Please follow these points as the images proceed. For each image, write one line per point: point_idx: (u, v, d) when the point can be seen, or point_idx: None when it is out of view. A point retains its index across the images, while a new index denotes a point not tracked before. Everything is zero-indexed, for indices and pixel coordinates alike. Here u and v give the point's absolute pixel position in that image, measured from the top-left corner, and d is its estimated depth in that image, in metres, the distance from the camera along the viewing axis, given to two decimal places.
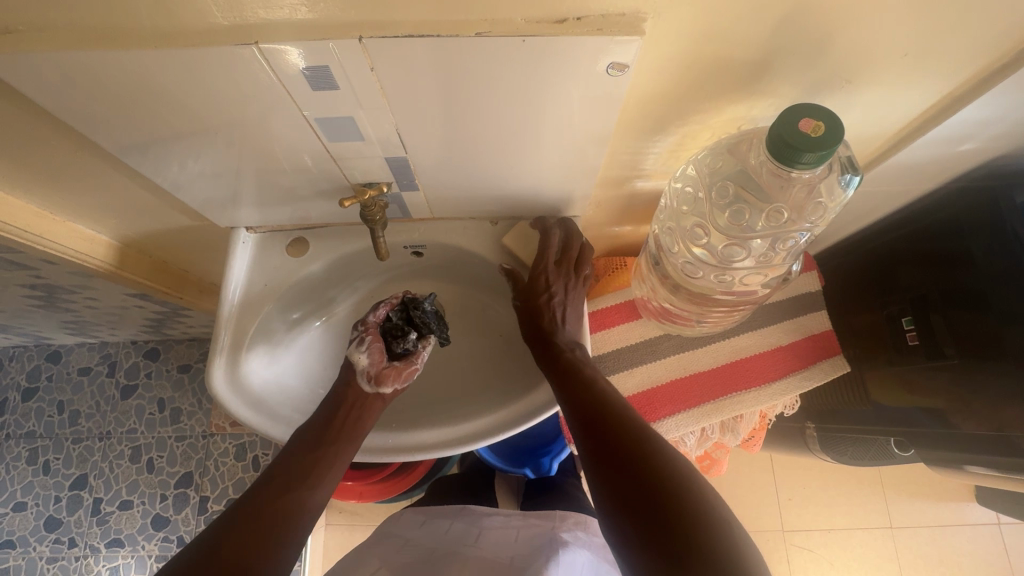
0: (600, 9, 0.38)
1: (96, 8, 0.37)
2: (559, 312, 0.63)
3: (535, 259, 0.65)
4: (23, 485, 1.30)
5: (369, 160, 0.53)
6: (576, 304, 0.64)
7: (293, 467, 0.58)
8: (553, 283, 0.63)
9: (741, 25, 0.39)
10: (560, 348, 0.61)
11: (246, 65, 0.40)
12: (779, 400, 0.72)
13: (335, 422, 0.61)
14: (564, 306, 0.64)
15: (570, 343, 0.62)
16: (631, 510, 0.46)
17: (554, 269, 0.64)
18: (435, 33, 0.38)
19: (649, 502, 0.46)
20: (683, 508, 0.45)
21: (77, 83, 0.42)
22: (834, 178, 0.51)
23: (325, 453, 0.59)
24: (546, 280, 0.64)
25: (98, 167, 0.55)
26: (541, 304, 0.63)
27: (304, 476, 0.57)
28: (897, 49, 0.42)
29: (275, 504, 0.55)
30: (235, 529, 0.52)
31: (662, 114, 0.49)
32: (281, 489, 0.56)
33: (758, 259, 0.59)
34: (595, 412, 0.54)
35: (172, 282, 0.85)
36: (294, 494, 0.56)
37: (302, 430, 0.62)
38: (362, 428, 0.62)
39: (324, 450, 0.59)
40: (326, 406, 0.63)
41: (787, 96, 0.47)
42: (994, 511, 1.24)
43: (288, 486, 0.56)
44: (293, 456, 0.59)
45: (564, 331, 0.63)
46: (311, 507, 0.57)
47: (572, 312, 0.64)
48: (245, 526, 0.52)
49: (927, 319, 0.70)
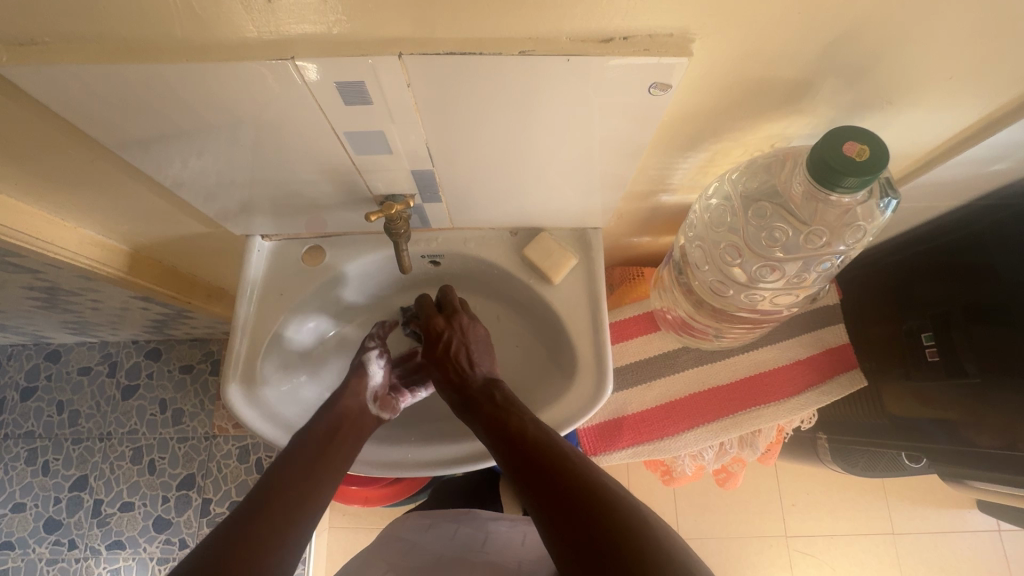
0: (647, 29, 0.37)
1: (128, 20, 0.36)
2: (464, 357, 0.64)
3: (427, 318, 0.65)
4: (22, 485, 1.28)
5: (393, 172, 0.52)
6: (476, 341, 0.65)
7: (295, 475, 0.56)
8: (446, 331, 0.64)
9: (790, 46, 0.38)
10: (474, 391, 0.61)
11: (277, 79, 0.39)
12: (798, 414, 0.72)
13: (342, 429, 0.61)
14: (466, 349, 0.64)
15: (485, 385, 0.62)
16: (562, 532, 0.46)
17: (442, 317, 0.65)
18: (476, 51, 0.38)
19: (589, 533, 0.44)
20: (628, 531, 0.44)
21: (100, 95, 0.41)
22: (874, 200, 0.50)
23: (329, 458, 0.58)
24: (436, 333, 0.64)
25: (115, 175, 0.54)
26: (441, 360, 0.64)
27: (302, 485, 0.55)
28: (942, 72, 0.42)
29: (282, 511, 0.52)
30: (240, 537, 0.49)
31: (697, 132, 0.48)
32: (281, 496, 0.53)
33: (789, 280, 0.59)
34: (496, 424, 0.57)
35: (180, 287, 0.83)
36: (301, 501, 0.54)
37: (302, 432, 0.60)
38: (358, 440, 0.63)
39: (326, 455, 0.58)
40: (324, 413, 0.62)
41: (824, 116, 0.46)
42: (995, 519, 1.25)
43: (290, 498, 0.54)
44: (297, 465, 0.56)
45: (475, 375, 0.63)
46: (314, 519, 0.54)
47: (478, 347, 0.65)
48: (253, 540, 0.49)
49: (948, 335, 0.69)
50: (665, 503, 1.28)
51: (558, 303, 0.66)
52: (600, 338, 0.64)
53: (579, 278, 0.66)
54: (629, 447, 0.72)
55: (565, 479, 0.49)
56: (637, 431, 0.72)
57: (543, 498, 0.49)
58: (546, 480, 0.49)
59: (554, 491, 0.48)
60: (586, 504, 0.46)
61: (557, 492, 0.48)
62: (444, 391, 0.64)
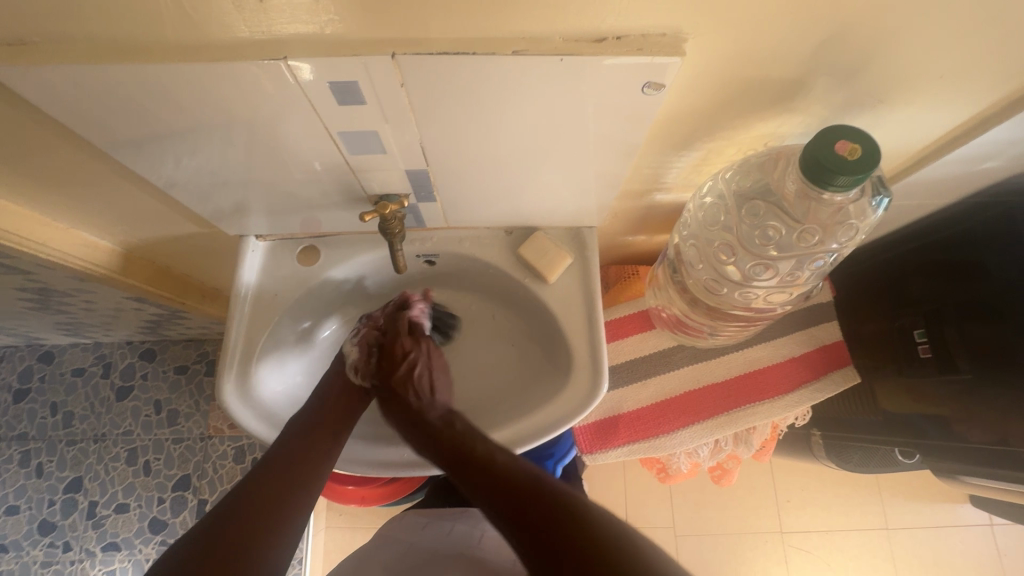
0: (640, 29, 0.37)
1: (118, 20, 0.35)
2: (425, 381, 0.63)
3: (388, 342, 0.65)
4: (16, 488, 1.27)
5: (387, 172, 0.52)
6: (439, 368, 0.64)
7: (283, 468, 0.56)
8: (410, 351, 0.64)
9: (782, 46, 0.39)
10: (430, 421, 0.59)
11: (271, 79, 0.39)
12: (793, 411, 0.72)
13: (323, 424, 0.61)
14: (428, 374, 0.63)
15: (440, 414, 0.60)
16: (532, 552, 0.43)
17: (406, 338, 0.65)
18: (470, 51, 0.37)
19: (562, 548, 0.42)
20: (603, 544, 0.41)
21: (92, 96, 0.41)
22: (867, 198, 0.50)
23: (315, 449, 0.59)
24: (401, 353, 0.64)
25: (107, 176, 0.54)
26: (401, 381, 0.62)
27: (284, 484, 0.55)
28: (933, 71, 0.42)
29: (270, 502, 0.52)
30: (227, 526, 0.49)
31: (691, 131, 0.49)
32: (264, 495, 0.53)
33: (783, 279, 0.59)
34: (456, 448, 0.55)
35: (174, 287, 0.83)
36: (289, 493, 0.54)
37: (291, 423, 0.61)
38: (346, 431, 0.63)
39: (313, 447, 0.59)
40: (312, 405, 0.63)
41: (817, 115, 0.47)
42: (988, 513, 1.26)
43: (274, 497, 0.53)
44: (283, 462, 0.56)
45: (434, 402, 0.62)
46: (298, 519, 0.54)
47: (439, 375, 0.64)
48: (236, 537, 0.48)
49: (940, 332, 0.70)
50: (662, 501, 1.29)
51: (553, 302, 0.66)
52: (596, 336, 0.64)
53: (574, 277, 0.67)
54: (625, 444, 0.72)
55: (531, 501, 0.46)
56: (633, 428, 0.72)
57: (512, 519, 0.46)
58: (514, 500, 0.47)
59: (523, 510, 0.46)
60: (556, 520, 0.44)
61: (524, 511, 0.46)
62: (397, 422, 0.62)
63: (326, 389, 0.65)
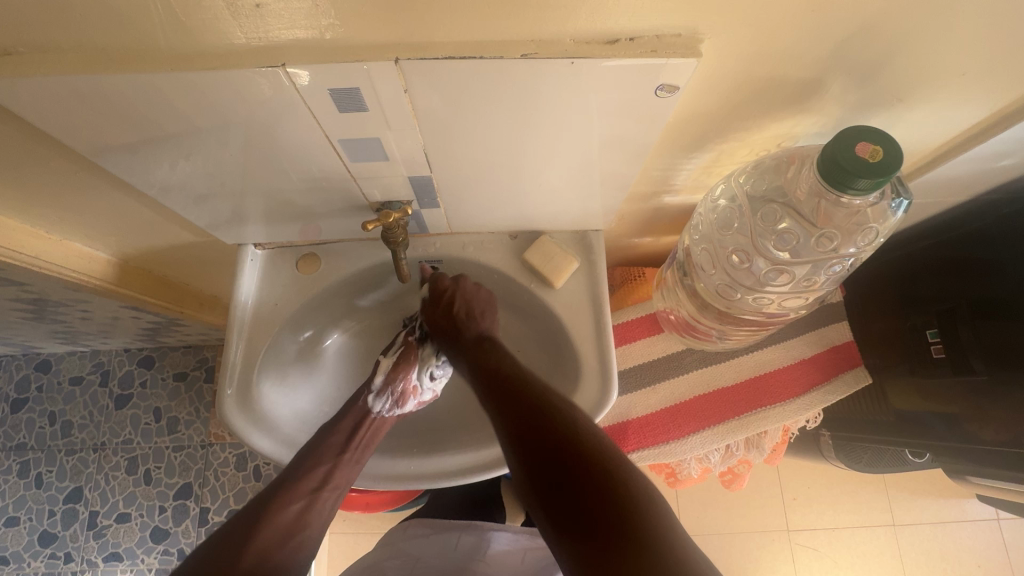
0: (655, 29, 0.36)
1: (108, 27, 0.34)
2: (463, 309, 0.62)
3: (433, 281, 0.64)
4: (15, 498, 1.26)
5: (390, 179, 0.51)
6: (481, 296, 0.64)
7: (304, 486, 0.60)
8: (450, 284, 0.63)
9: (801, 44, 0.37)
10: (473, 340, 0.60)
11: (270, 87, 0.37)
12: (804, 414, 0.71)
13: (349, 449, 0.62)
14: (467, 305, 0.63)
15: (481, 337, 0.61)
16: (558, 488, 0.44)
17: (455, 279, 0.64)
18: (477, 54, 0.36)
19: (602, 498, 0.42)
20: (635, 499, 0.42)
21: (83, 106, 0.39)
22: (886, 201, 0.49)
23: (339, 470, 0.61)
24: (441, 289, 0.63)
25: (101, 186, 0.52)
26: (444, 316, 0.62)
27: (298, 514, 0.60)
28: (956, 68, 0.40)
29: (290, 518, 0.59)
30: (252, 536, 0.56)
31: (703, 132, 0.47)
32: (278, 525, 0.58)
33: (796, 284, 0.57)
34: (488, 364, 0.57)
35: (171, 296, 0.81)
36: (308, 510, 0.61)
37: (320, 437, 0.62)
38: (371, 446, 0.65)
39: (337, 468, 0.61)
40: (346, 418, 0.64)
41: (833, 115, 0.45)
42: (994, 508, 1.25)
43: (290, 529, 0.58)
44: (306, 481, 0.60)
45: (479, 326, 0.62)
46: (311, 541, 0.61)
47: (480, 303, 0.63)
48: (251, 565, 0.54)
49: (954, 331, 0.68)
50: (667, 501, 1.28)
51: (561, 307, 0.65)
52: (605, 343, 0.63)
53: (581, 282, 0.65)
54: (635, 451, 0.70)
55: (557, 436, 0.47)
56: (642, 435, 0.71)
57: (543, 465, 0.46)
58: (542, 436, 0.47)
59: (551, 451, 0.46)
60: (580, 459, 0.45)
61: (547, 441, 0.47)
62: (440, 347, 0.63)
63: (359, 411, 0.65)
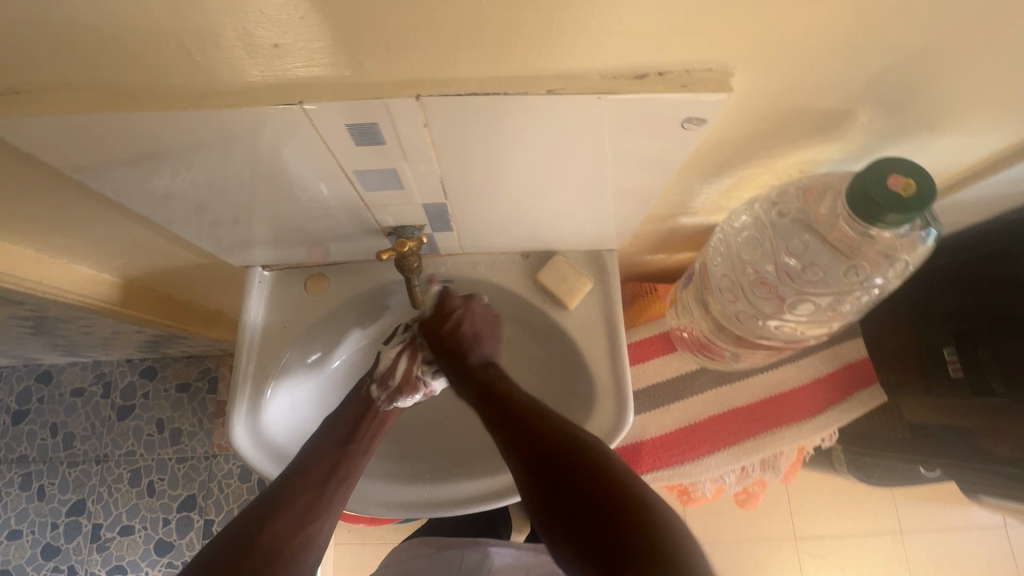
0: (685, 64, 0.35)
1: (120, 66, 0.33)
2: (473, 333, 0.62)
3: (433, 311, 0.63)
4: (18, 511, 1.25)
5: (404, 206, 0.50)
6: (484, 321, 0.63)
7: (307, 484, 0.55)
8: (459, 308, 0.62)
9: (832, 76, 0.36)
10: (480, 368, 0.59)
11: (286, 123, 0.36)
12: (821, 433, 0.70)
13: (353, 441, 0.60)
14: (475, 329, 0.62)
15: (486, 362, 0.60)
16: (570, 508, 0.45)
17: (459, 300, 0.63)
18: (500, 91, 0.35)
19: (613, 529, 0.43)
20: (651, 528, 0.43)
21: (93, 141, 0.38)
22: (915, 233, 0.47)
23: (346, 461, 0.58)
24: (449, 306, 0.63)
25: (107, 214, 0.51)
26: (447, 336, 0.61)
27: (304, 512, 0.53)
28: (989, 98, 0.39)
29: (296, 514, 0.53)
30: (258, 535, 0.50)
31: (725, 159, 0.46)
32: (287, 522, 0.52)
33: (817, 313, 0.56)
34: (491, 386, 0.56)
35: (175, 313, 0.79)
36: (316, 506, 0.54)
37: (321, 434, 0.59)
38: (374, 438, 0.62)
39: (342, 459, 0.58)
40: (348, 407, 0.62)
41: (858, 143, 0.44)
42: (1000, 515, 1.25)
43: (298, 525, 0.53)
44: (314, 473, 0.56)
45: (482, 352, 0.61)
46: (319, 542, 0.54)
47: (485, 327, 0.63)
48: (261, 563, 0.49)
49: (973, 351, 0.68)
50: None
51: (574, 331, 0.63)
52: (620, 366, 0.62)
53: (595, 302, 0.64)
54: (650, 471, 0.70)
55: (570, 458, 0.47)
56: (657, 455, 0.70)
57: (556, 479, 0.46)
58: (555, 454, 0.47)
59: (563, 476, 0.46)
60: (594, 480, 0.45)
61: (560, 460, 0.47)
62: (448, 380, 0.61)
63: (357, 398, 0.63)
